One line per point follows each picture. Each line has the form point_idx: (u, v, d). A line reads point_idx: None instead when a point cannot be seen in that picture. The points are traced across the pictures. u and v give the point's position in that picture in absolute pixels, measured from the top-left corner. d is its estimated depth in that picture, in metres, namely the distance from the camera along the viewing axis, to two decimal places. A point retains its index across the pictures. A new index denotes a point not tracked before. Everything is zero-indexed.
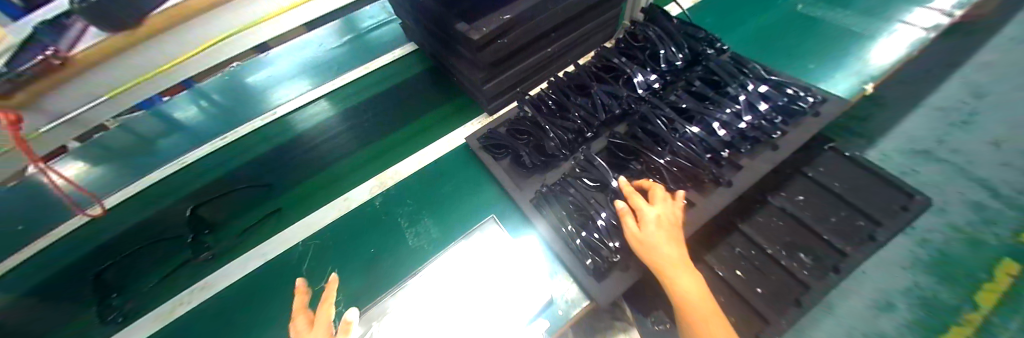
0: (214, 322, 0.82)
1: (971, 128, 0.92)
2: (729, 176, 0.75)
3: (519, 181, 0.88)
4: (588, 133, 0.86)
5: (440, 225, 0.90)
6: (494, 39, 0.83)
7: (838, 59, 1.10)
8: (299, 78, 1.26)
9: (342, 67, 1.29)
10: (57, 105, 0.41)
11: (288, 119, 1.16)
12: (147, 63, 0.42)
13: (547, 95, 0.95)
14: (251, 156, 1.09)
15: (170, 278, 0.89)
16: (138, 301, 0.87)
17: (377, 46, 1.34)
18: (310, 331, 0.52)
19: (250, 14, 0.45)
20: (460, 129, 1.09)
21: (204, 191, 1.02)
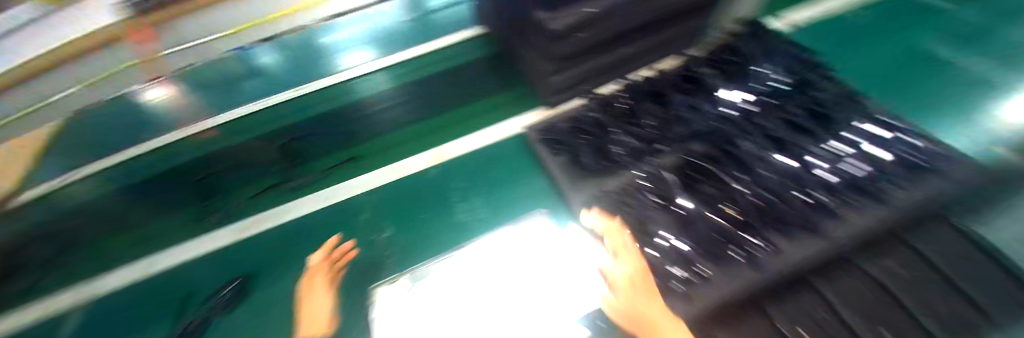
0: (271, 252, 0.91)
1: None
2: (825, 221, 0.64)
3: (574, 181, 0.81)
4: (660, 147, 0.80)
5: (488, 206, 0.92)
6: (573, 30, 0.75)
7: (969, 110, 0.92)
8: (365, 48, 1.20)
9: (407, 45, 1.23)
10: (167, 36, 0.52)
11: (348, 86, 1.16)
12: (245, 12, 0.57)
13: (619, 99, 0.90)
14: (313, 111, 1.12)
15: (231, 208, 0.98)
16: (202, 223, 0.96)
17: (442, 26, 1.29)
18: (324, 302, 0.68)
19: None
20: (517, 118, 1.07)
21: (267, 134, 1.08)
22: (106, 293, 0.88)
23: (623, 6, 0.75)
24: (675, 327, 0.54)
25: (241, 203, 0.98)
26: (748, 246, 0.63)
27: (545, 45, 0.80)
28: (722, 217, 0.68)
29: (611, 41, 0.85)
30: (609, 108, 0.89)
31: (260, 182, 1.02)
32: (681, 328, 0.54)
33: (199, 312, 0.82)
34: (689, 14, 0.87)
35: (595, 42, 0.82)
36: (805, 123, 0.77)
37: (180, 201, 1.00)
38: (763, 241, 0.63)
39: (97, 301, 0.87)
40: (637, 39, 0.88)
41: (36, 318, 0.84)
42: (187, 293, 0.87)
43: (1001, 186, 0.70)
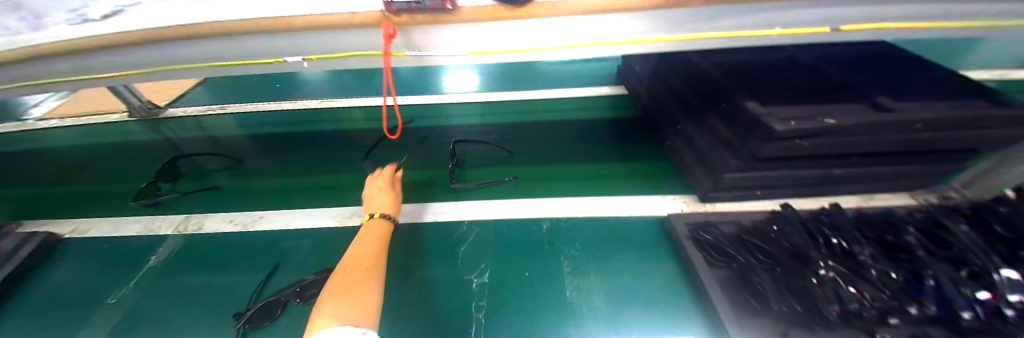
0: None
1: None
2: None
3: (739, 314, 0.61)
4: (893, 317, 0.55)
5: (608, 298, 0.72)
6: (794, 137, 0.66)
7: None
8: (491, 107, 1.46)
9: (531, 99, 1.50)
10: (425, 39, 0.56)
11: (479, 125, 1.35)
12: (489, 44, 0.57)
13: (825, 229, 0.69)
14: (446, 139, 1.28)
15: (357, 189, 1.05)
16: (334, 192, 1.05)
17: (561, 105, 1.45)
18: (378, 194, 0.85)
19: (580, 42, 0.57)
20: (654, 198, 0.95)
21: (407, 146, 1.25)
22: (223, 232, 0.93)
23: (861, 126, 0.66)
24: None
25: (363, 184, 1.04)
26: None
27: (744, 140, 0.72)
28: None
29: (820, 157, 0.73)
30: (808, 236, 0.68)
31: None
32: None
33: (276, 292, 0.74)
34: (918, 153, 0.75)
35: (805, 154, 0.70)
36: None
37: (321, 173, 1.14)
38: None
39: (212, 236, 0.91)
40: (849, 163, 0.74)
41: (174, 231, 0.94)
42: (275, 264, 0.82)
43: None
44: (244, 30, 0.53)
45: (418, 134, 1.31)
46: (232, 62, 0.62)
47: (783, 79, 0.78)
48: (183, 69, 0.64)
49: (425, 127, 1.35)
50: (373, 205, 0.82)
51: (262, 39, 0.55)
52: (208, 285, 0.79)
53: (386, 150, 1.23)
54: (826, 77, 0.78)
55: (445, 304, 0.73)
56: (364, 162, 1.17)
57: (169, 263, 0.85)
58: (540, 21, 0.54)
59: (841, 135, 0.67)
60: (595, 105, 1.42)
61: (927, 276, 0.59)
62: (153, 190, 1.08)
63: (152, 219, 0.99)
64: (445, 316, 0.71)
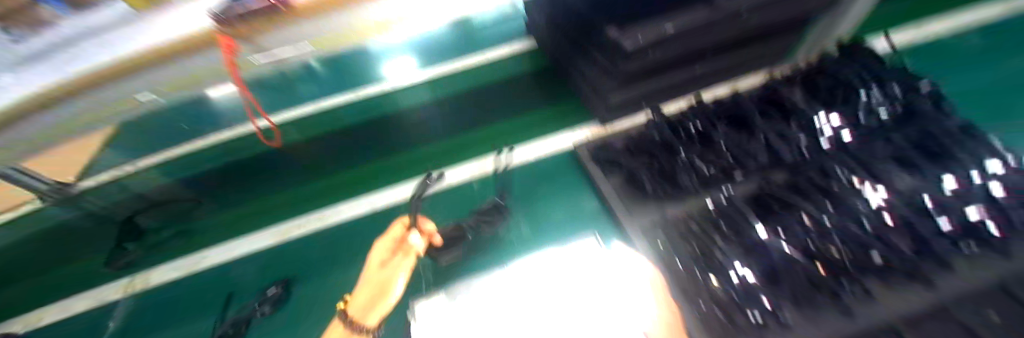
0: (323, 254, 0.91)
1: None
2: (935, 272, 0.54)
3: (630, 204, 0.76)
4: (736, 175, 0.70)
5: (534, 226, 0.85)
6: (645, 50, 0.76)
7: None
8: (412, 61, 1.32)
9: (435, 51, 1.32)
10: (270, 41, 0.61)
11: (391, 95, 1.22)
12: (321, 31, 0.65)
13: (687, 118, 0.82)
14: (357, 121, 1.18)
15: (290, 204, 1.05)
16: (267, 213, 1.04)
17: (472, 48, 1.32)
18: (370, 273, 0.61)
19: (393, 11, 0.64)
20: (565, 131, 1.06)
21: (317, 142, 1.15)
22: (172, 280, 0.95)
23: (698, 29, 0.76)
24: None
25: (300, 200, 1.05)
26: (837, 288, 0.55)
27: (612, 63, 0.82)
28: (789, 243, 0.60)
29: (678, 63, 0.86)
30: (677, 129, 0.81)
31: (321, 179, 1.09)
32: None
33: (235, 314, 0.82)
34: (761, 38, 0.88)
35: (662, 62, 0.82)
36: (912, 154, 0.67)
37: (243, 197, 1.09)
38: (860, 288, 0.55)
39: (164, 289, 0.94)
40: (705, 58, 0.87)
41: (120, 295, 0.95)
42: (229, 291, 0.88)
43: None
44: (58, 97, 0.47)
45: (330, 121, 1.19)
46: (74, 124, 0.56)
47: None
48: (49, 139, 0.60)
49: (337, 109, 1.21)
50: (367, 296, 0.58)
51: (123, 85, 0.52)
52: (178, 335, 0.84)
53: (299, 153, 1.14)
54: None
55: (396, 276, 0.82)
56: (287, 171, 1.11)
57: (128, 321, 0.89)
58: None
59: (684, 40, 0.79)
60: (507, 45, 1.33)
61: (766, 134, 0.74)
62: (118, 254, 1.00)
63: (93, 293, 0.99)
64: None
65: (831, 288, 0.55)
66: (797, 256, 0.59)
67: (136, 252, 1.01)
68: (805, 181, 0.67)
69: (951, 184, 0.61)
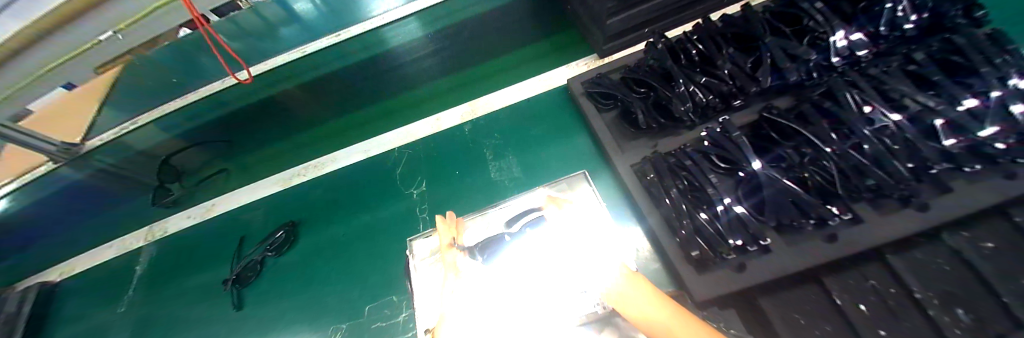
0: (322, 199, 0.95)
1: None
2: (923, 198, 0.55)
3: (623, 141, 0.76)
4: (734, 101, 0.68)
5: (524, 167, 0.83)
6: None
7: None
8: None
9: None
10: None
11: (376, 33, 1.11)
12: None
13: (689, 42, 0.75)
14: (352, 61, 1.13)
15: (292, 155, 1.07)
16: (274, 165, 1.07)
17: None
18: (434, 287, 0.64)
19: None
20: (562, 69, 0.97)
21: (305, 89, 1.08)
22: (189, 226, 1.04)
23: None
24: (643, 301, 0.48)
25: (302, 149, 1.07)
26: (825, 218, 0.55)
27: None
28: (790, 181, 0.57)
29: None
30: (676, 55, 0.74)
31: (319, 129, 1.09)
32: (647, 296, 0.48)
33: (247, 256, 0.89)
34: None
35: None
36: (935, 73, 0.59)
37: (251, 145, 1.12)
38: (848, 215, 0.55)
39: (182, 232, 1.03)
40: None
41: (146, 241, 1.06)
42: (242, 235, 0.94)
43: None
44: None
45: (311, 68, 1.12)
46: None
47: None
48: (29, 87, 0.57)
49: (314, 56, 1.09)
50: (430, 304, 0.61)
51: (92, 20, 0.46)
52: (198, 277, 0.92)
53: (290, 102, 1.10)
54: None
55: (395, 220, 0.85)
56: (283, 118, 1.11)
57: (155, 262, 1.00)
58: None
59: None
60: None
61: (767, 53, 0.66)
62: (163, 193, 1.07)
63: (123, 241, 1.10)
64: (397, 218, 0.85)
65: (815, 218, 0.55)
66: (794, 192, 0.55)
67: (180, 192, 1.10)
68: (809, 107, 0.62)
69: (971, 101, 0.54)
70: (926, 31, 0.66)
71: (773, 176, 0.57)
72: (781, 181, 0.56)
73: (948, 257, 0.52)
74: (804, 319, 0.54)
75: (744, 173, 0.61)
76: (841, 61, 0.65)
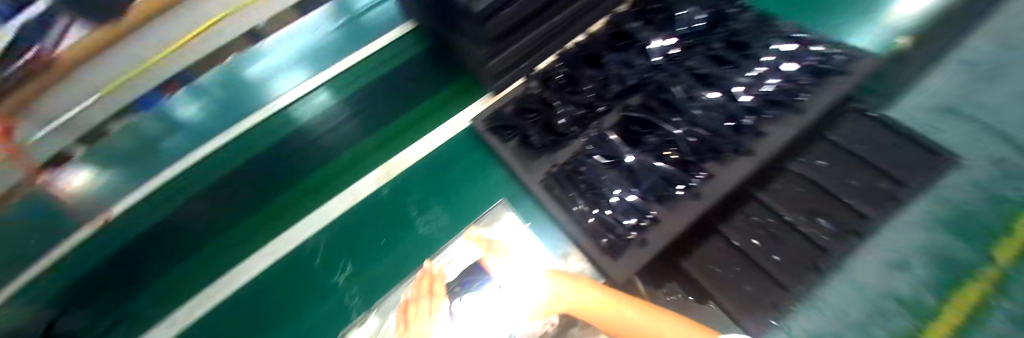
0: (237, 317, 0.87)
1: (1005, 77, 0.91)
2: (751, 144, 0.69)
3: (528, 162, 0.84)
4: (600, 108, 0.80)
5: (449, 213, 0.88)
6: (498, 9, 0.75)
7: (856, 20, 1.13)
8: (299, 68, 1.16)
9: (323, 43, 1.19)
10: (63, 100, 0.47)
11: (288, 111, 1.14)
12: (140, 56, 0.48)
13: (557, 69, 0.89)
14: (258, 150, 1.08)
15: (200, 269, 0.94)
16: (178, 289, 0.92)
17: (363, 31, 1.23)
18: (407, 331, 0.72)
19: (196, 19, 0.49)
20: (463, 112, 1.05)
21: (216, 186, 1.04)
22: None
23: None
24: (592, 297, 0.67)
25: (210, 261, 0.95)
26: (688, 183, 0.68)
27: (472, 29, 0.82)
28: (664, 163, 0.71)
29: (535, 14, 0.87)
30: (547, 81, 0.87)
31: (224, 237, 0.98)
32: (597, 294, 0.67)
33: None
34: None
35: (519, 19, 0.83)
36: (728, 54, 0.79)
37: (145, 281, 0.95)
38: (703, 173, 0.68)
39: None
40: (560, 7, 0.87)
41: None
42: None
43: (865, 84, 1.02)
44: None
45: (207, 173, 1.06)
46: None
47: None
48: None
49: (224, 150, 1.09)
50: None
51: None
52: None
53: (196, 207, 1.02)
54: None
55: (332, 317, 0.82)
56: (187, 229, 0.99)
57: None
58: (153, 25, 0.44)
59: None
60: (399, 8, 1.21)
61: (613, 68, 0.84)
62: None
63: None
64: (333, 317, 0.82)
65: (681, 185, 0.69)
66: (666, 170, 0.70)
67: None
68: (654, 100, 0.78)
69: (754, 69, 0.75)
70: (714, 22, 0.86)
71: (652, 163, 0.72)
72: (659, 165, 0.71)
73: (793, 191, 0.78)
74: None
75: (622, 165, 0.75)
76: (662, 60, 0.84)
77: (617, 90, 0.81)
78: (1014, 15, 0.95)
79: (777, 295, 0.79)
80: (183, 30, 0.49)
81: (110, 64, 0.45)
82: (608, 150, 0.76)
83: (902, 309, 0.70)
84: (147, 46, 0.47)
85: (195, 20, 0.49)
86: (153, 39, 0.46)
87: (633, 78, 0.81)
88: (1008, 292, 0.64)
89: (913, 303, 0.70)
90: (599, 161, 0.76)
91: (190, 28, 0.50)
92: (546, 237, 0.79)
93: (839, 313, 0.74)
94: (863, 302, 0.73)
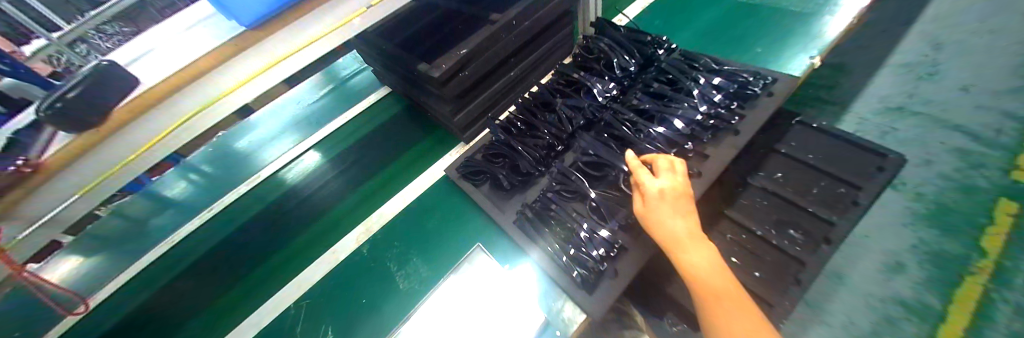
0: None
1: (923, 92, 1.07)
2: (698, 166, 0.77)
3: (500, 203, 0.88)
4: (559, 146, 0.88)
5: (428, 263, 0.89)
6: (455, 72, 0.88)
7: (782, 47, 1.29)
8: (288, 134, 1.29)
9: (309, 110, 1.35)
10: (46, 200, 0.52)
11: (273, 180, 1.19)
12: (113, 157, 0.53)
13: (515, 118, 0.98)
14: (245, 219, 1.11)
15: None
16: None
17: (344, 97, 1.37)
18: None
19: (167, 117, 0.54)
20: (438, 162, 1.11)
21: (204, 261, 1.05)
22: None
23: (487, 43, 0.92)
24: (680, 224, 0.61)
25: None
26: None
27: (437, 90, 0.92)
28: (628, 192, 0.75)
29: (491, 72, 1.01)
30: (509, 128, 0.96)
31: (204, 312, 0.95)
32: (686, 225, 0.61)
33: None
34: (544, 33, 1.10)
35: (476, 78, 0.96)
36: (664, 89, 0.89)
37: None
38: None
39: None
40: (511, 64, 1.05)
41: None
42: None
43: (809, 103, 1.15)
44: None
45: (196, 247, 1.08)
46: None
47: (433, 34, 1.03)
48: None
49: (211, 222, 1.13)
50: None
51: None
52: None
53: (181, 285, 1.01)
54: (462, 17, 1.05)
55: None
56: (165, 311, 0.97)
57: None
58: (135, 129, 0.52)
59: (482, 53, 0.93)
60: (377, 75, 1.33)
61: (565, 111, 0.91)
62: None
63: None
64: None
65: None
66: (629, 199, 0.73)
67: None
68: (607, 136, 0.86)
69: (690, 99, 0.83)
70: (644, 65, 0.99)
71: None
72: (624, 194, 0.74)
73: (765, 199, 0.92)
74: None
75: (586, 200, 0.79)
76: (607, 100, 0.93)
77: (572, 129, 0.88)
78: (905, 50, 1.18)
79: (766, 314, 0.75)
80: (157, 128, 0.54)
81: (90, 166, 0.52)
82: (570, 183, 0.80)
83: (907, 313, 0.79)
84: (129, 142, 0.53)
85: (167, 119, 0.54)
86: (129, 140, 0.53)
87: (584, 118, 0.90)
88: (1002, 279, 0.78)
89: (919, 306, 0.79)
90: (563, 198, 0.81)
91: (162, 127, 0.54)
92: (525, 279, 0.81)
93: (846, 324, 0.81)
94: (869, 311, 0.81)
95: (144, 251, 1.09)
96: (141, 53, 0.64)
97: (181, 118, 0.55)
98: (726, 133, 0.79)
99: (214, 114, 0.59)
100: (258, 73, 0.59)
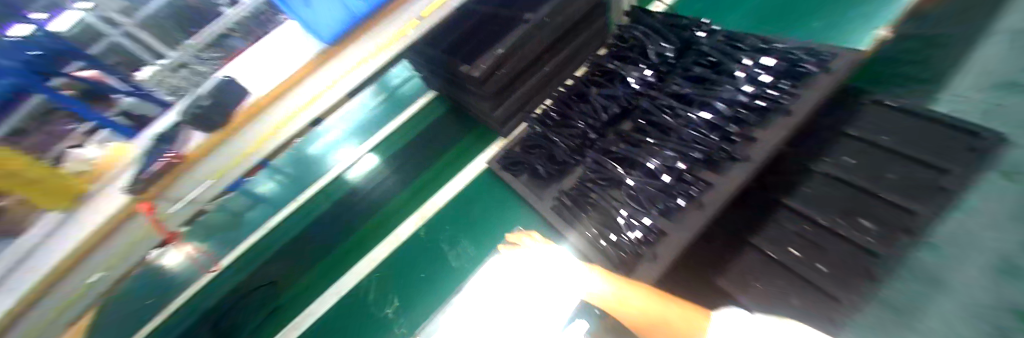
0: None
1: None
2: (743, 151, 0.73)
3: (538, 191, 0.92)
4: (592, 135, 0.90)
5: (475, 244, 0.96)
6: (493, 71, 0.94)
7: (846, 18, 1.18)
8: (354, 137, 1.43)
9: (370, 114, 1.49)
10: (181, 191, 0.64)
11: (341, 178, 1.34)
12: (221, 160, 0.63)
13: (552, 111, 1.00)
14: (317, 212, 1.27)
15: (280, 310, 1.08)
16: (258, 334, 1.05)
17: (400, 101, 1.50)
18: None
19: (266, 126, 0.63)
20: (481, 155, 1.18)
21: (289, 246, 1.21)
22: None
23: (523, 42, 0.97)
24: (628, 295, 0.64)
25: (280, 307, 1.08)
26: (688, 193, 0.71)
27: (477, 90, 0.99)
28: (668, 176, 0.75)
29: (526, 69, 1.05)
30: (543, 120, 0.99)
31: (291, 287, 1.11)
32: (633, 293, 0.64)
33: None
34: (579, 27, 1.12)
35: (512, 75, 1.01)
36: (704, 73, 0.87)
37: None
38: (699, 183, 0.72)
39: None
40: (545, 60, 1.09)
41: None
42: None
43: (884, 81, 1.03)
44: None
45: (282, 236, 1.25)
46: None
47: (474, 36, 1.08)
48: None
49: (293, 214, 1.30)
50: None
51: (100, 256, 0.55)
52: None
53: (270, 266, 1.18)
54: (501, 18, 1.09)
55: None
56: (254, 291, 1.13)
57: None
58: (246, 133, 0.62)
59: (517, 51, 0.98)
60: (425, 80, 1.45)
61: (599, 101, 0.93)
62: None
63: None
64: None
65: (682, 195, 0.71)
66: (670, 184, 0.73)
67: None
68: (643, 123, 0.86)
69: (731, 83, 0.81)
70: (683, 49, 0.97)
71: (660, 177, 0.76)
72: (662, 177, 0.75)
73: (829, 187, 0.86)
74: (760, 284, 0.79)
75: (622, 186, 0.80)
76: (643, 87, 0.92)
77: (606, 118, 0.90)
78: None
79: (835, 312, 0.69)
80: (255, 134, 0.62)
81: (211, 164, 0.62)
82: (607, 170, 0.83)
83: None
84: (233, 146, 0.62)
85: (262, 128, 0.63)
86: (232, 146, 0.62)
87: (618, 106, 0.91)
88: None
89: None
90: (600, 185, 0.82)
91: (256, 135, 0.63)
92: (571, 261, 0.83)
93: None
94: None
95: (242, 239, 1.27)
96: (234, 65, 0.77)
97: (276, 126, 0.64)
98: (776, 115, 0.75)
99: (298, 121, 0.68)
100: (315, 97, 0.65)
